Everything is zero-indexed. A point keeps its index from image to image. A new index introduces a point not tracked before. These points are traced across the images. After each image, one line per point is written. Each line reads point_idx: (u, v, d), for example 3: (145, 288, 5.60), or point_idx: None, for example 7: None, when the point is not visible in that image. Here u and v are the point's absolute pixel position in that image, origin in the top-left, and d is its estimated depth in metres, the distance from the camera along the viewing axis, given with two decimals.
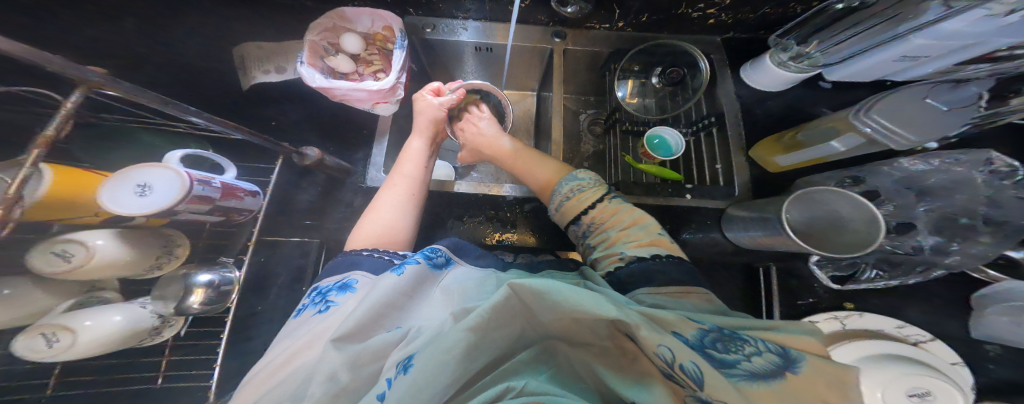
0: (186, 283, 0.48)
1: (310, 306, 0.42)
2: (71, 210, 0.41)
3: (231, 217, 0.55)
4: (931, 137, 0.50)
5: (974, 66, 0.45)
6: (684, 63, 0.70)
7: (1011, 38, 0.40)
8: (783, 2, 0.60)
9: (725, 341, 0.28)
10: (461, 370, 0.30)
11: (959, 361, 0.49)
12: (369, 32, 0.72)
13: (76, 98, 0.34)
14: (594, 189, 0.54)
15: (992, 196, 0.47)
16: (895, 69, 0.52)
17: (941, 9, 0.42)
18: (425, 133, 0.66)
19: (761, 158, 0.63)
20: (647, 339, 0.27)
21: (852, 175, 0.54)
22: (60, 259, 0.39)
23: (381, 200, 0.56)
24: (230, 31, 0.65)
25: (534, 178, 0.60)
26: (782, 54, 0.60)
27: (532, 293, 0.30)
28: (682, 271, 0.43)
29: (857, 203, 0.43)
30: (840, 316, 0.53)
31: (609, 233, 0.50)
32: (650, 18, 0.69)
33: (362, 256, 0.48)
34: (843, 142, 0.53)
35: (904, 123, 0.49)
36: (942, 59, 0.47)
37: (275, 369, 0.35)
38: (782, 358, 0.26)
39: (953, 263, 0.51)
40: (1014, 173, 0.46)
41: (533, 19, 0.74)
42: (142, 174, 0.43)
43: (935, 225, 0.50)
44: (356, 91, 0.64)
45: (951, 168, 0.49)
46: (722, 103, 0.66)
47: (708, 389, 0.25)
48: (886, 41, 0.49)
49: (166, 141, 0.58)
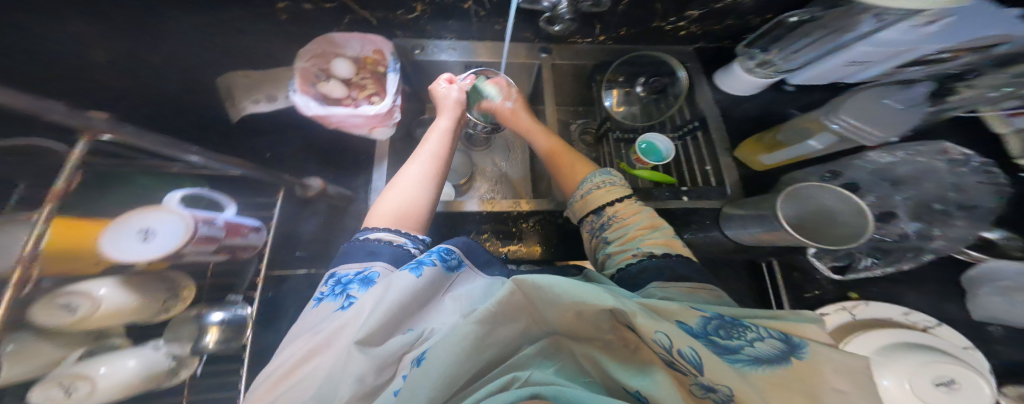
0: (200, 324, 0.52)
1: (330, 297, 0.42)
2: (73, 262, 0.40)
3: (235, 255, 0.55)
4: (895, 132, 0.55)
5: (909, 70, 0.53)
6: (664, 73, 0.74)
7: (938, 44, 0.48)
8: (742, 16, 0.66)
9: (728, 328, 0.30)
10: (471, 364, 0.31)
11: (971, 345, 0.47)
12: (359, 55, 0.73)
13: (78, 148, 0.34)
14: (621, 188, 0.58)
15: (956, 183, 0.53)
16: (844, 74, 0.59)
17: (874, 21, 0.50)
18: (452, 116, 0.68)
19: (746, 158, 0.66)
20: (643, 327, 0.29)
21: (830, 170, 0.58)
22: (66, 311, 0.38)
23: (405, 174, 0.58)
24: (215, 64, 0.65)
25: (564, 169, 0.63)
26: (749, 61, 0.65)
27: (534, 287, 0.32)
28: (690, 267, 0.46)
29: (841, 196, 0.46)
30: (847, 307, 0.52)
31: (628, 229, 0.52)
32: (629, 31, 0.72)
33: (379, 244, 0.49)
34: (818, 140, 0.57)
35: (868, 120, 0.54)
36: (881, 64, 0.54)
37: (293, 368, 0.35)
38: (785, 344, 0.28)
39: (939, 248, 0.55)
40: (966, 161, 0.53)
41: (519, 36, 0.76)
42: (140, 218, 0.43)
43: (914, 212, 0.54)
44: (353, 116, 0.68)
45: (914, 158, 0.54)
46: (703, 107, 0.69)
47: (707, 372, 0.27)
48: (832, 50, 0.55)
49: (162, 184, 0.57)
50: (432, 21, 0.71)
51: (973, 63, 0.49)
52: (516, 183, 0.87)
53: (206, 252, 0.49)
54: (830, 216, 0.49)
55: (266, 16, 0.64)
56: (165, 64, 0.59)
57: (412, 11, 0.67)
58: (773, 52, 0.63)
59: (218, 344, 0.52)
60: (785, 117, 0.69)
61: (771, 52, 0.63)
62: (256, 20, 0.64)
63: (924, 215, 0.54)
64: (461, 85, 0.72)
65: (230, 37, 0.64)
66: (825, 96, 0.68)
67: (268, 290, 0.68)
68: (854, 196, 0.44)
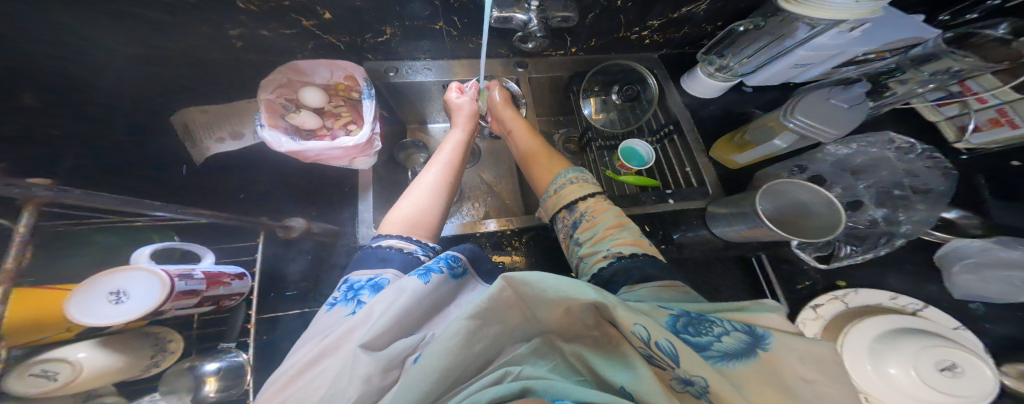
0: (194, 375, 0.50)
1: (342, 302, 0.41)
2: (39, 330, 0.40)
3: (220, 305, 0.53)
4: (845, 130, 0.58)
5: (844, 70, 0.63)
6: (634, 80, 0.77)
7: (861, 47, 0.55)
8: (696, 24, 0.69)
9: (695, 324, 0.32)
10: (461, 357, 0.31)
11: (960, 325, 0.50)
12: (329, 82, 0.71)
13: (27, 220, 0.30)
14: (591, 184, 0.59)
15: (908, 169, 0.58)
16: (789, 76, 0.65)
17: (808, 29, 0.56)
18: (463, 125, 0.71)
19: (720, 157, 0.69)
20: (624, 319, 0.29)
21: (796, 164, 0.62)
22: (44, 379, 0.39)
23: (420, 183, 0.57)
24: (167, 99, 0.61)
25: (541, 168, 0.65)
26: (709, 66, 0.68)
27: (523, 283, 0.31)
28: (657, 266, 0.46)
29: (808, 188, 0.50)
30: (840, 296, 0.54)
31: (597, 230, 0.53)
32: (598, 42, 0.74)
33: (389, 251, 0.48)
34: (782, 139, 0.60)
35: (822, 122, 0.58)
36: (820, 66, 0.61)
37: (300, 371, 0.33)
38: (750, 336, 0.30)
39: (909, 231, 0.58)
40: (912, 148, 0.58)
41: (494, 53, 0.77)
42: (110, 282, 0.39)
43: (879, 199, 0.58)
44: (331, 149, 0.63)
45: (867, 149, 0.59)
46: (675, 110, 0.73)
47: (683, 365, 0.28)
48: (777, 55, 0.62)
49: (126, 239, 0.53)
50: (404, 43, 0.70)
51: (895, 61, 0.58)
52: (505, 197, 0.87)
53: (188, 307, 0.46)
54: (807, 212, 0.52)
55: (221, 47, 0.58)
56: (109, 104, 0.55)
57: (381, 34, 0.65)
58: (728, 58, 0.67)
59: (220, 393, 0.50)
60: (748, 115, 0.72)
61: (726, 58, 0.68)
62: (212, 49, 0.58)
63: (887, 202, 0.58)
64: (470, 98, 0.74)
65: (190, 70, 0.60)
66: (779, 93, 0.72)
67: (263, 334, 0.64)
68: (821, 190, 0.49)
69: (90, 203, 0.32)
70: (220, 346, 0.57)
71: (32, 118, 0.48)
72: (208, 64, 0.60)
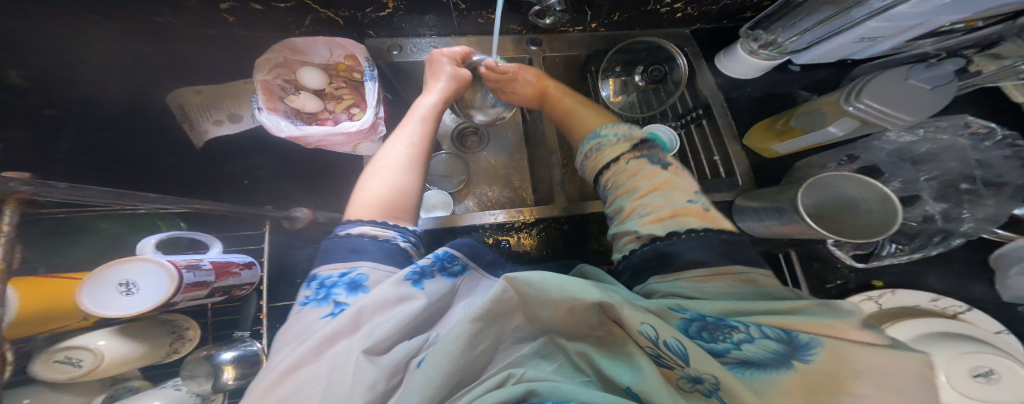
0: (211, 364, 0.49)
1: (313, 302, 0.37)
2: (52, 321, 0.39)
3: (232, 294, 0.51)
4: (921, 116, 0.50)
5: (922, 41, 0.52)
6: (661, 59, 0.71)
7: (949, 16, 0.44)
8: None
9: (710, 329, 0.27)
10: (465, 360, 0.28)
11: (1002, 329, 0.48)
12: (329, 63, 0.66)
13: (9, 219, 0.26)
14: (614, 148, 0.51)
15: (982, 159, 0.52)
16: (855, 49, 0.55)
17: None
18: (441, 89, 0.63)
19: (757, 146, 0.65)
20: (628, 318, 0.26)
21: (848, 153, 0.58)
22: (71, 365, 0.39)
23: (385, 158, 0.53)
24: (156, 82, 0.58)
25: (577, 124, 0.59)
26: (752, 43, 0.62)
27: (525, 284, 0.29)
28: (701, 247, 0.38)
29: (867, 186, 0.45)
30: (873, 297, 0.51)
31: (625, 203, 0.46)
32: (621, 16, 0.68)
33: (361, 240, 0.43)
34: (839, 126, 0.53)
35: (894, 105, 0.49)
36: (896, 38, 0.50)
37: (278, 379, 0.29)
38: (786, 346, 0.24)
39: (968, 230, 0.53)
40: (991, 134, 0.51)
41: (506, 29, 0.71)
42: (121, 269, 0.37)
43: (939, 193, 0.53)
44: (333, 135, 0.59)
45: (935, 136, 0.54)
46: (705, 93, 0.68)
47: (693, 363, 0.25)
48: (841, 27, 0.52)
49: (130, 227, 0.51)
50: (408, 18, 0.64)
51: (994, 32, 0.46)
52: (514, 185, 0.84)
53: (199, 297, 0.45)
54: (853, 206, 0.49)
55: (213, 23, 0.55)
56: (100, 82, 0.52)
57: (383, 8, 0.60)
58: (777, 32, 0.60)
59: (238, 380, 0.49)
60: (789, 98, 0.67)
61: (775, 33, 0.60)
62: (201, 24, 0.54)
63: (950, 196, 0.53)
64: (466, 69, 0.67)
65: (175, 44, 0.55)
66: (828, 74, 0.66)
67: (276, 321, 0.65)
68: (879, 184, 0.44)
69: (78, 197, 0.29)
70: (235, 334, 0.56)
71: (21, 99, 0.46)
72: (205, 38, 0.57)
